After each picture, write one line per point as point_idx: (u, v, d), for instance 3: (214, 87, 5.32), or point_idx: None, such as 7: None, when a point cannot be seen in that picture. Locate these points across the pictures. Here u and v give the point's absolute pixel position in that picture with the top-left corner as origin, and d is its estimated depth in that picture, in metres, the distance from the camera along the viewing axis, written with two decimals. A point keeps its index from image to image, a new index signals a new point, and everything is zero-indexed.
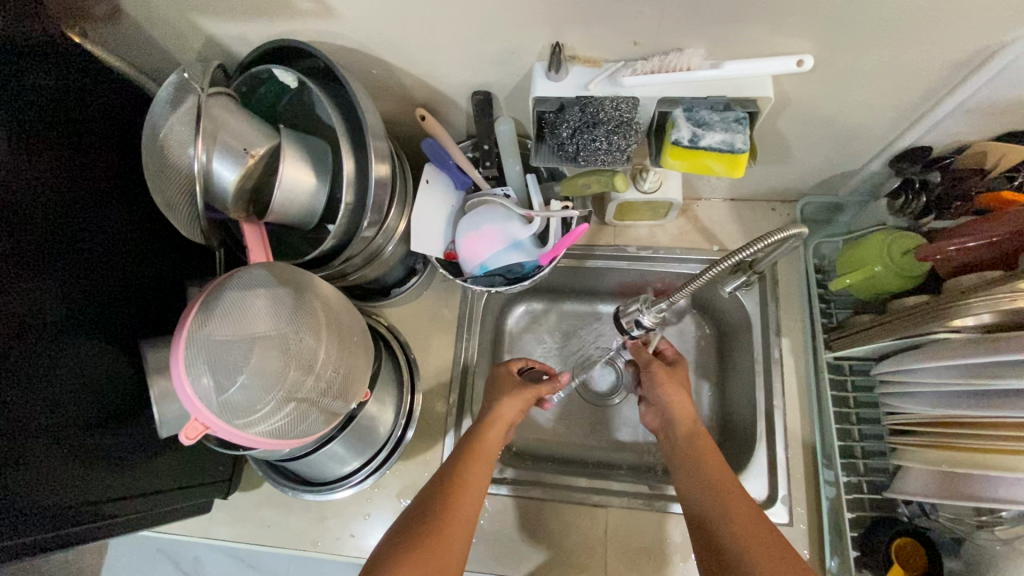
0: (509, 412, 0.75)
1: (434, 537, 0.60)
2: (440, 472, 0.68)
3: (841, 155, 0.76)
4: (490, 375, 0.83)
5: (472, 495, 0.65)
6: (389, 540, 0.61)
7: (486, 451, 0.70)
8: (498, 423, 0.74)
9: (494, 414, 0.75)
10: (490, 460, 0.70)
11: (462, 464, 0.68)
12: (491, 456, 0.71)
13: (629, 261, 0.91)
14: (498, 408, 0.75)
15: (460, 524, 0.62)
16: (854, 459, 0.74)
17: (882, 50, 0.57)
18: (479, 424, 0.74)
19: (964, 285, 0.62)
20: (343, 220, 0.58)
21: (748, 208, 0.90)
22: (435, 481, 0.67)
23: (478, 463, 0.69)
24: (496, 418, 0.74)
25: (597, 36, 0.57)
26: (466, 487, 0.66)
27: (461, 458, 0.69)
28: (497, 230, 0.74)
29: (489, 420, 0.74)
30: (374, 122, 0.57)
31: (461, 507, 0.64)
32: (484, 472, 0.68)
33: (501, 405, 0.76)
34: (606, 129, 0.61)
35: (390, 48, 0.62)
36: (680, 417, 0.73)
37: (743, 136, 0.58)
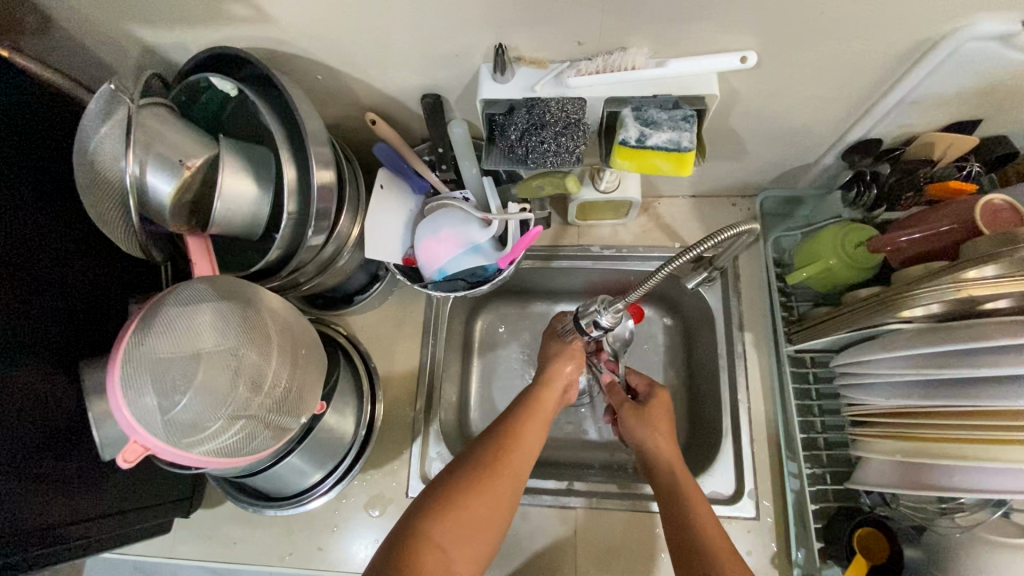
0: (564, 375, 0.75)
1: (483, 484, 0.62)
2: (497, 424, 0.69)
3: (796, 150, 0.76)
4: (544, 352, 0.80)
5: (517, 464, 0.65)
6: (441, 479, 0.63)
7: (534, 427, 0.69)
8: (554, 384, 0.74)
9: (549, 377, 0.75)
10: (538, 437, 0.68)
11: (518, 419, 0.69)
12: (546, 416, 0.71)
13: (593, 261, 0.91)
14: (555, 371, 0.75)
15: (512, 473, 0.64)
16: (817, 450, 0.74)
17: (826, 45, 0.57)
18: (532, 397, 0.73)
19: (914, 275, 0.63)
20: (285, 232, 0.57)
21: (709, 204, 0.90)
22: (492, 431, 0.68)
23: (535, 421, 0.70)
24: (551, 380, 0.75)
25: (541, 36, 0.56)
26: (521, 439, 0.67)
27: (518, 413, 0.70)
28: (454, 234, 0.73)
29: (546, 381, 0.74)
30: (316, 129, 0.56)
31: (515, 459, 0.65)
32: (539, 432, 0.69)
33: (557, 368, 0.75)
34: (554, 131, 0.60)
35: (333, 53, 0.61)
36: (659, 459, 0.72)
37: (690, 134, 0.58)
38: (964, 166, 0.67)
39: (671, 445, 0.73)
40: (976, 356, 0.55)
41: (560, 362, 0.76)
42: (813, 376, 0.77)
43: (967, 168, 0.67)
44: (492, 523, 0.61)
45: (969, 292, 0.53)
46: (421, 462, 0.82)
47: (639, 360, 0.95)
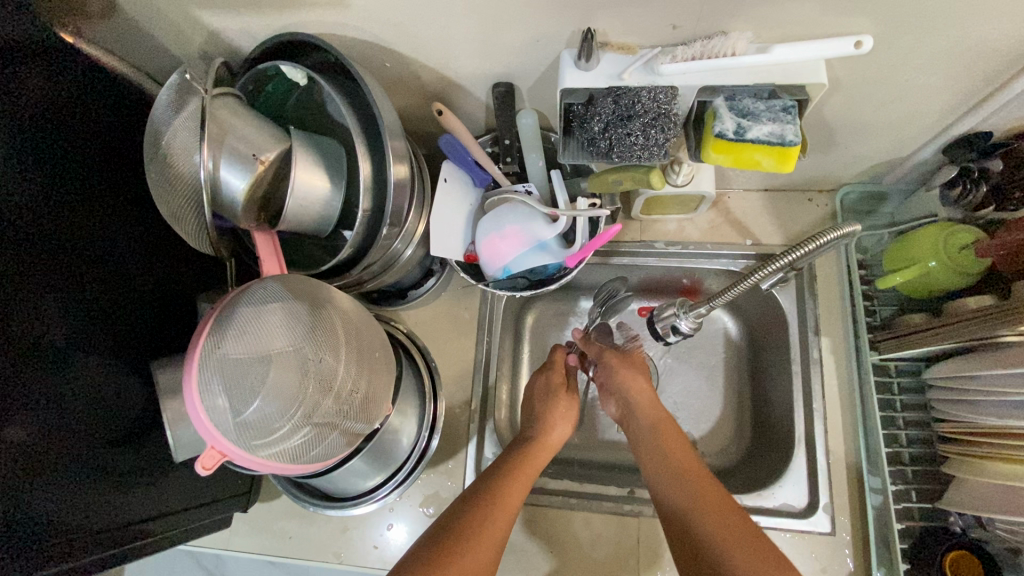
0: (553, 439, 0.74)
1: (464, 541, 0.58)
2: (481, 481, 0.66)
3: (890, 143, 0.70)
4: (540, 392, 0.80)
5: (505, 519, 0.61)
6: (423, 543, 0.58)
7: (523, 481, 0.66)
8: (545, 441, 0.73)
9: (546, 435, 0.74)
10: (524, 489, 0.66)
11: (505, 475, 0.66)
12: (534, 473, 0.68)
13: (657, 256, 0.87)
14: (550, 439, 0.74)
15: (497, 534, 0.60)
16: (902, 466, 0.69)
17: (948, 29, 0.51)
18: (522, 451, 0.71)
19: None
20: (360, 230, 0.54)
21: (783, 200, 0.85)
22: (480, 485, 0.65)
23: (523, 477, 0.67)
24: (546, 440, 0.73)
25: (632, 19, 0.52)
26: (513, 481, 0.65)
27: (507, 469, 0.67)
28: (520, 231, 0.69)
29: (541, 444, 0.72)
30: (391, 120, 0.52)
31: (501, 516, 0.61)
32: (524, 487, 0.66)
33: (550, 425, 0.75)
34: (643, 122, 0.55)
35: (404, 38, 0.57)
36: (640, 404, 0.75)
37: (793, 127, 0.53)
38: None
39: (653, 402, 0.75)
40: None
41: (561, 419, 0.76)
42: (897, 386, 0.72)
43: None
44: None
45: None
46: (476, 464, 0.80)
47: (700, 361, 0.91)
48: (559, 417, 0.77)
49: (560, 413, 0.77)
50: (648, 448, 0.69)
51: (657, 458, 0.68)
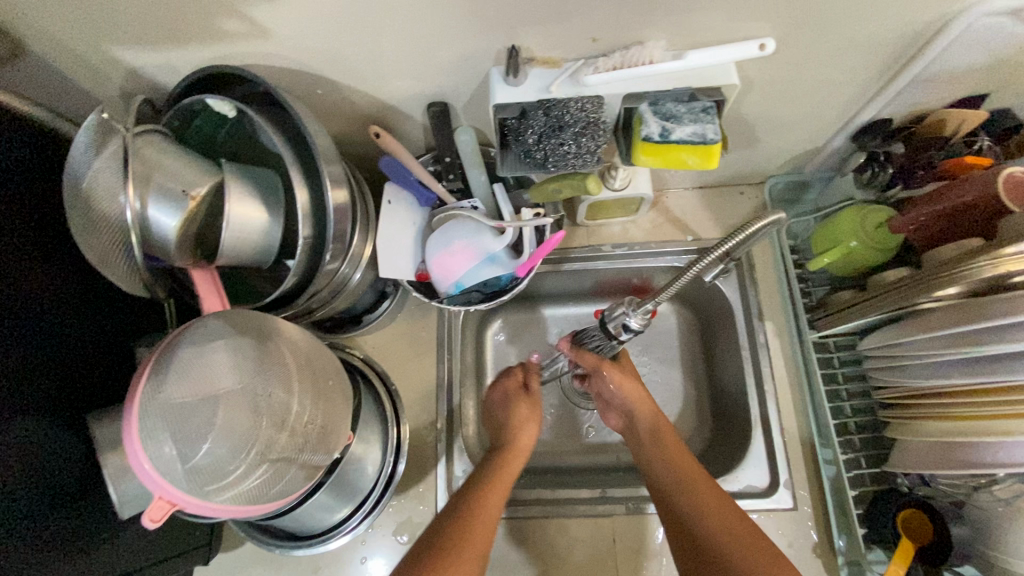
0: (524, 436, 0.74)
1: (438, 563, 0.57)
2: (456, 501, 0.64)
3: (805, 135, 0.75)
4: (494, 404, 0.79)
5: (478, 541, 0.60)
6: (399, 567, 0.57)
7: (496, 496, 0.65)
8: (517, 445, 0.73)
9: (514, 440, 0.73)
10: (498, 505, 0.64)
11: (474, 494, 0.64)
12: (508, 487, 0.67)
13: (606, 260, 0.90)
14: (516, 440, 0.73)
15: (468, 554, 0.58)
16: (850, 435, 0.74)
17: (841, 29, 0.56)
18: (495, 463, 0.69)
19: (946, 255, 0.61)
20: (303, 258, 0.53)
21: (717, 195, 0.90)
22: (453, 506, 0.64)
23: (496, 491, 0.65)
24: (517, 446, 0.72)
25: (553, 33, 0.54)
26: (488, 492, 0.64)
27: (477, 485, 0.65)
28: (469, 245, 0.70)
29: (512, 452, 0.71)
30: (325, 144, 0.52)
31: (469, 538, 0.59)
32: (499, 503, 0.64)
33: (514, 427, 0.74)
34: (574, 132, 0.57)
35: (334, 65, 0.58)
36: (637, 411, 0.73)
37: (713, 126, 0.56)
38: (973, 141, 0.67)
39: (650, 407, 0.73)
40: (1004, 331, 0.54)
41: (518, 417, 0.75)
42: (838, 360, 0.77)
43: (977, 142, 0.67)
44: None
45: (1006, 268, 0.52)
46: (447, 484, 0.79)
47: (659, 355, 0.93)
48: (524, 420, 0.75)
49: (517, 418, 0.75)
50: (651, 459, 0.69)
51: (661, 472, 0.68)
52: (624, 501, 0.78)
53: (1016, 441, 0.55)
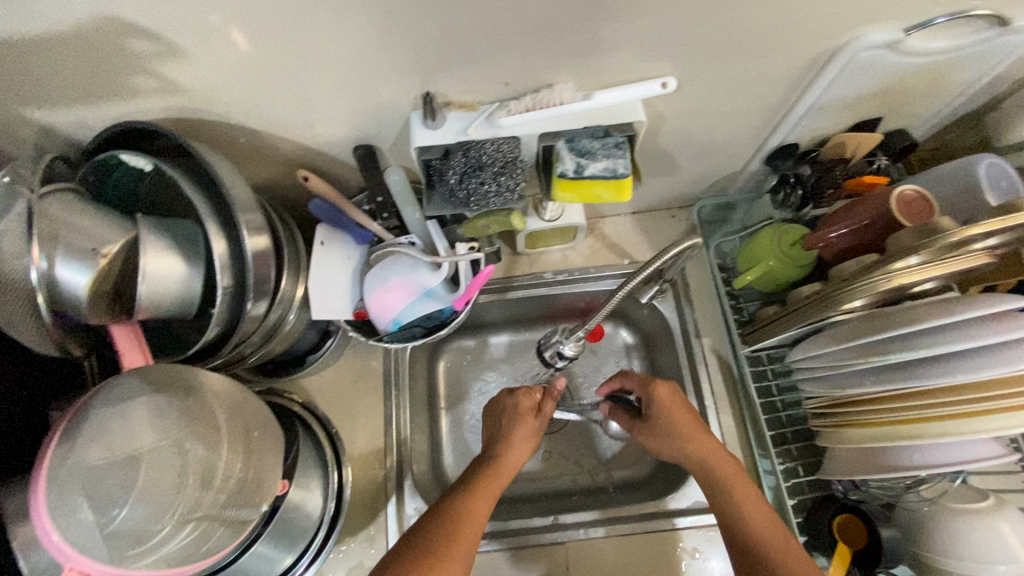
0: (518, 454, 0.71)
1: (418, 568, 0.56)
2: (440, 506, 0.64)
3: (722, 161, 0.80)
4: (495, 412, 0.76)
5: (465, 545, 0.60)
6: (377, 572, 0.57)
7: (481, 502, 0.64)
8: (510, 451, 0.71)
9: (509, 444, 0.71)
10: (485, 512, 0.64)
11: (460, 499, 0.64)
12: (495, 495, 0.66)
13: (549, 286, 0.92)
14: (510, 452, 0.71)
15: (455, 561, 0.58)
16: (787, 444, 0.77)
17: (734, 67, 0.60)
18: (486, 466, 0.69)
19: (849, 270, 0.65)
20: (223, 309, 0.53)
21: (650, 219, 0.94)
22: (436, 510, 0.63)
23: (483, 497, 0.65)
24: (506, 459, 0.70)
25: (465, 79, 0.56)
26: (471, 517, 0.62)
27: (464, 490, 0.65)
28: (405, 281, 0.70)
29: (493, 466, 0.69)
30: (242, 194, 0.53)
31: (459, 544, 0.59)
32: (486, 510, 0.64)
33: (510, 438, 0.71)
34: (493, 171, 0.59)
35: (254, 114, 0.59)
36: (705, 462, 0.67)
37: (624, 160, 0.59)
38: (872, 161, 0.73)
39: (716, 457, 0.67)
40: (912, 339, 0.59)
41: (516, 435, 0.72)
42: (771, 372, 0.81)
43: (875, 162, 0.73)
44: None
45: (898, 281, 0.57)
46: (398, 523, 0.78)
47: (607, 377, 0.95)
48: (522, 439, 0.72)
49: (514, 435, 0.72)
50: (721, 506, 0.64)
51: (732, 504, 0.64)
52: (576, 526, 0.78)
53: (932, 442, 0.60)
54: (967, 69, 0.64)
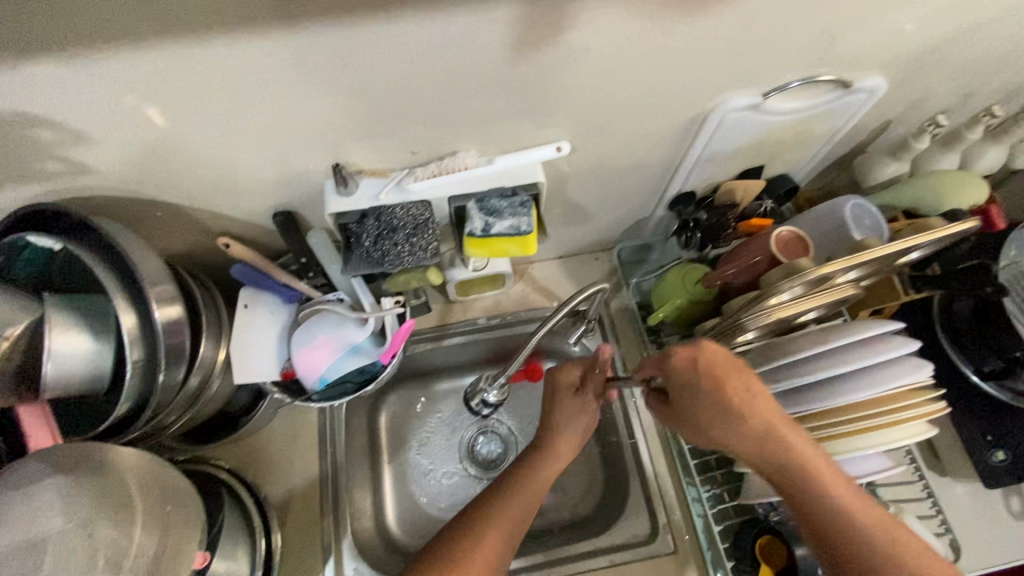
0: (576, 428, 0.74)
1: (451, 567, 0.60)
2: (484, 501, 0.68)
3: (632, 208, 0.87)
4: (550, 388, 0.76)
5: (501, 535, 0.64)
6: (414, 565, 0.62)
7: (522, 498, 0.67)
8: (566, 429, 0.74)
9: (551, 426, 0.74)
10: (525, 507, 0.67)
11: (506, 493, 0.68)
12: (540, 494, 0.69)
13: (483, 332, 0.95)
14: (562, 437, 0.73)
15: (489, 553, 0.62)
16: (711, 471, 0.80)
17: (623, 130, 0.67)
18: (534, 451, 0.73)
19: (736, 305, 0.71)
20: (133, 384, 0.53)
21: (575, 263, 1.00)
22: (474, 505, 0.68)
23: (524, 492, 0.68)
24: (557, 427, 0.74)
25: (374, 151, 0.61)
26: (507, 511, 0.66)
27: (506, 485, 0.69)
28: (331, 339, 0.72)
29: (527, 474, 0.70)
30: (152, 269, 0.54)
31: (495, 538, 0.64)
32: (525, 505, 0.67)
33: (567, 414, 0.74)
34: (405, 232, 0.62)
35: (171, 189, 0.61)
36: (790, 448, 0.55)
37: (529, 218, 0.64)
38: (760, 204, 0.81)
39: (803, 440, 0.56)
40: (800, 366, 0.63)
41: (562, 418, 0.74)
42: None
43: (763, 205, 0.81)
44: None
45: (778, 315, 0.63)
46: None
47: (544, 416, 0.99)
48: (574, 416, 0.74)
49: (561, 413, 0.74)
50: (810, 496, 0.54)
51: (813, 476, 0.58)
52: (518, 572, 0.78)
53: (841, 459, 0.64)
54: (826, 123, 0.73)
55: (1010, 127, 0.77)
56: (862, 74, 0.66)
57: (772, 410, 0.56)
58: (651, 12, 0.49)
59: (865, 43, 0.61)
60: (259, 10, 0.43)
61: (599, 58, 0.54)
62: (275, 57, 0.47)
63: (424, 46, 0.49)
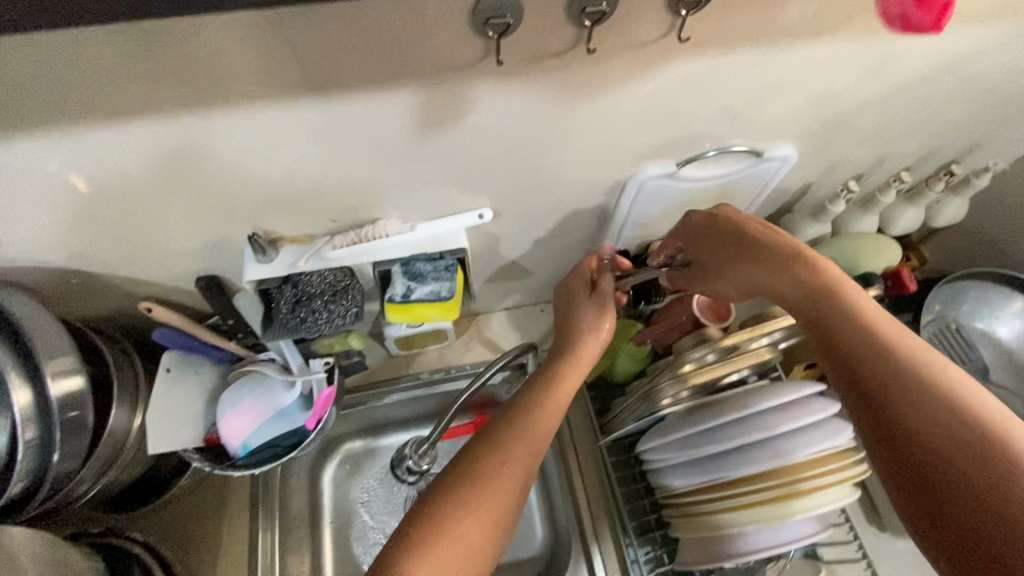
0: (602, 333, 0.69)
1: (478, 486, 0.53)
2: (496, 432, 0.59)
3: (570, 264, 0.88)
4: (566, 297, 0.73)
5: (523, 463, 0.56)
6: (429, 490, 0.54)
7: (541, 427, 0.60)
8: (588, 344, 0.69)
9: (578, 348, 0.68)
10: (546, 434, 0.60)
11: (519, 417, 0.61)
12: (558, 413, 0.63)
13: (426, 386, 0.93)
14: (587, 339, 0.69)
15: (512, 478, 0.55)
16: (650, 532, 0.80)
17: (547, 196, 0.68)
18: (546, 377, 0.66)
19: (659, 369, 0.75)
20: (24, 462, 0.52)
21: (521, 315, 1.00)
22: (497, 426, 0.60)
23: (542, 415, 0.61)
24: (580, 357, 0.68)
25: (294, 220, 0.61)
26: (534, 430, 0.59)
27: (521, 407, 0.62)
28: (257, 404, 0.72)
29: (541, 398, 0.63)
30: (55, 340, 0.55)
31: (511, 466, 0.56)
32: (544, 433, 0.60)
33: (580, 326, 0.70)
34: (323, 299, 0.64)
35: (86, 259, 0.61)
36: (836, 304, 0.53)
37: (450, 283, 0.66)
38: None
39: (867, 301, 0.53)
40: (719, 431, 0.65)
41: (585, 319, 0.70)
42: (634, 459, 0.85)
43: None
44: (499, 528, 0.52)
45: (692, 381, 0.67)
46: None
47: None
48: (590, 326, 0.69)
49: (573, 325, 0.70)
50: (846, 330, 0.52)
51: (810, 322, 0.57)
52: None
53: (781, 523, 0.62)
54: (747, 187, 0.76)
55: (924, 191, 0.81)
56: (773, 144, 0.69)
57: (808, 258, 0.57)
58: (549, 96, 0.51)
59: (767, 119, 0.64)
60: (152, 98, 0.44)
61: (507, 136, 0.56)
62: (175, 138, 0.48)
63: (328, 126, 0.50)
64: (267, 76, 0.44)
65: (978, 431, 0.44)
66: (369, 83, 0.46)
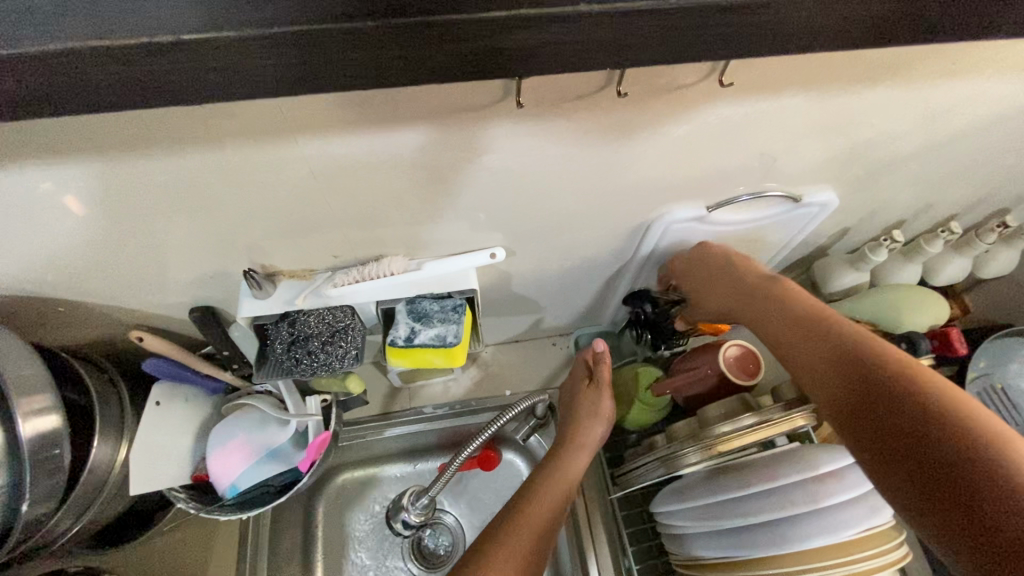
0: (596, 433, 0.73)
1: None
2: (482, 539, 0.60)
3: (585, 300, 0.83)
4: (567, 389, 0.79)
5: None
6: None
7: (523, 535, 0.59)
8: (582, 439, 0.72)
9: (573, 438, 0.72)
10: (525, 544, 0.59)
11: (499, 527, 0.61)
12: (542, 526, 0.62)
13: (429, 421, 0.88)
14: (582, 427, 0.73)
15: None
16: None
17: (564, 236, 0.64)
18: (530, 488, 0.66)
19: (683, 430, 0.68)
20: None
21: (531, 348, 0.96)
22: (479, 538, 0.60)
23: (527, 529, 0.60)
24: (580, 440, 0.72)
25: (295, 254, 0.58)
26: (507, 550, 0.57)
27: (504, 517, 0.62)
28: (247, 443, 0.67)
29: (524, 508, 0.63)
30: (31, 379, 0.51)
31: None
32: (528, 541, 0.59)
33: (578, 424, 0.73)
34: (320, 341, 0.60)
35: (73, 289, 0.57)
36: (766, 299, 0.55)
37: (456, 327, 0.61)
38: None
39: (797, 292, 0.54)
40: (743, 503, 0.60)
41: (584, 411, 0.74)
42: (646, 512, 0.80)
43: None
44: None
45: (720, 448, 0.60)
46: None
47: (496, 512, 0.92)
48: (587, 415, 0.74)
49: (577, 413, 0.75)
50: (773, 324, 0.52)
51: (771, 334, 0.52)
52: None
53: None
54: (779, 231, 0.71)
55: (972, 242, 0.75)
56: (812, 189, 0.64)
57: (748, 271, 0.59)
58: (572, 138, 0.47)
59: (807, 164, 0.59)
60: (135, 135, 0.40)
61: (525, 177, 0.51)
62: (162, 175, 0.44)
63: (331, 168, 0.46)
64: (265, 116, 0.40)
65: (897, 389, 0.40)
66: (376, 123, 0.42)
